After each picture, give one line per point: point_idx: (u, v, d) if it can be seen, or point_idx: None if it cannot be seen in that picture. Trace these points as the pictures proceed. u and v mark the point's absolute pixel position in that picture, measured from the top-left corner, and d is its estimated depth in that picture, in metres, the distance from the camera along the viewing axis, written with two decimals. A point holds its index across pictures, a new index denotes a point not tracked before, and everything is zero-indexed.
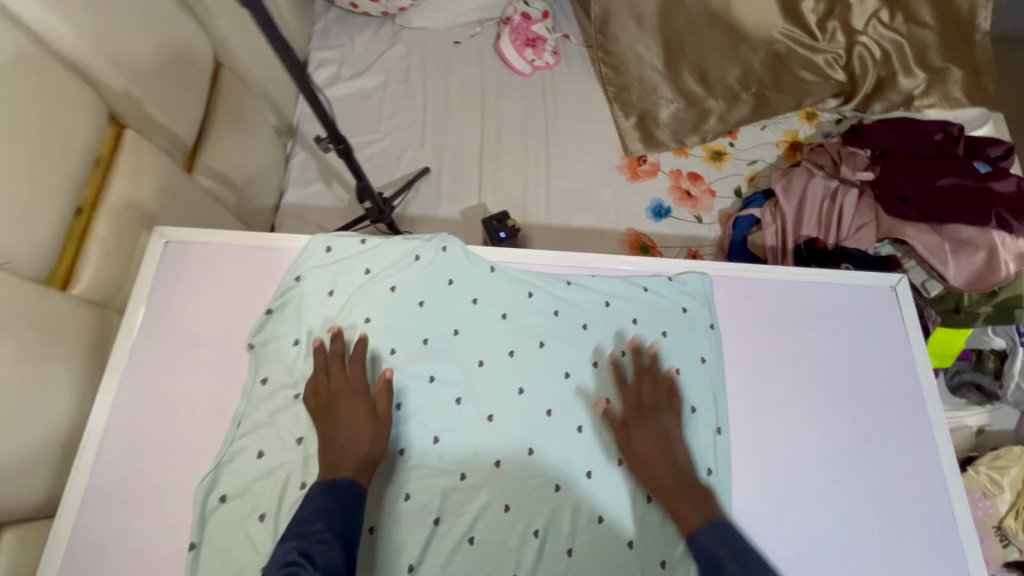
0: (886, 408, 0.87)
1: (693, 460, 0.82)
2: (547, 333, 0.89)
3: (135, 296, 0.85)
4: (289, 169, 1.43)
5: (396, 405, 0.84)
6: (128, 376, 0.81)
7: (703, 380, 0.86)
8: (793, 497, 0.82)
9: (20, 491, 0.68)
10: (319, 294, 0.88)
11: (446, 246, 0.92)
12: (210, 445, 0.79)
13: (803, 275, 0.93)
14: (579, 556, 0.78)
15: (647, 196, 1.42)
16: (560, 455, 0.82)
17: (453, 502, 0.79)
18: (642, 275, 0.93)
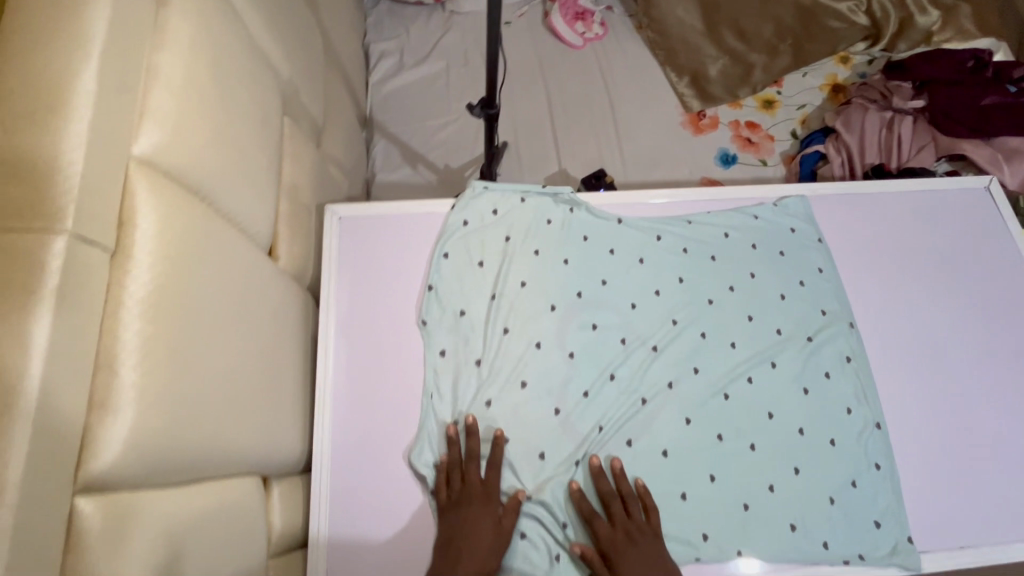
0: (1004, 288, 0.96)
1: (839, 352, 0.88)
2: (682, 269, 0.92)
3: (326, 270, 0.89)
4: (372, 157, 1.48)
5: (568, 355, 0.85)
6: (335, 344, 0.85)
7: (829, 286, 0.92)
8: (947, 376, 0.90)
9: (285, 445, 0.73)
10: (470, 264, 0.90)
11: (572, 206, 0.94)
12: (410, 409, 0.82)
13: (909, 184, 1.02)
14: (762, 449, 0.84)
15: (713, 147, 1.52)
16: (723, 370, 0.87)
17: (643, 427, 0.84)
18: (747, 206, 0.99)
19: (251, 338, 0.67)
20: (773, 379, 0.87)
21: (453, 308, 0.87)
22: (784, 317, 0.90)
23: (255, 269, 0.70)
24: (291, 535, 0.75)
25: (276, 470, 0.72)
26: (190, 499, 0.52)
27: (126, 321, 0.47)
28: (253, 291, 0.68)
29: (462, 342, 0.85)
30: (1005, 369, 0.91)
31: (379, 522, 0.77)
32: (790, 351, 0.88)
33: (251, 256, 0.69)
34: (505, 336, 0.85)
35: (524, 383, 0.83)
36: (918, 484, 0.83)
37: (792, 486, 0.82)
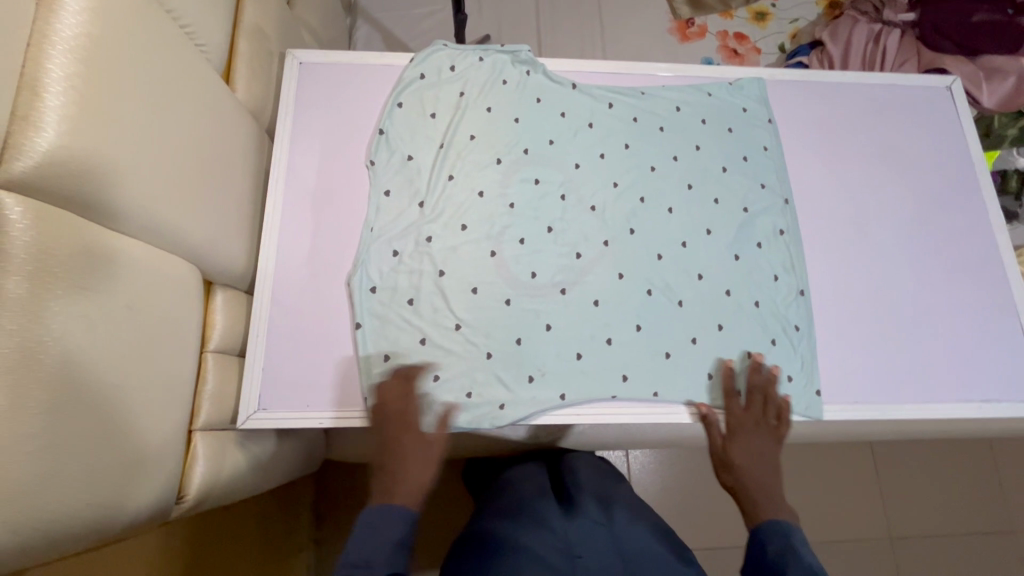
0: (942, 181, 0.97)
1: (769, 223, 0.91)
2: (629, 136, 0.94)
3: (282, 109, 0.91)
4: (354, 43, 1.48)
5: (510, 205, 0.88)
6: (281, 180, 0.88)
7: (769, 162, 0.94)
8: (871, 257, 0.92)
9: (228, 252, 0.79)
10: (421, 115, 0.92)
11: (530, 70, 0.96)
12: (349, 242, 0.86)
13: (869, 77, 1.02)
14: (690, 306, 0.86)
15: (697, 56, 1.51)
16: (657, 230, 0.89)
17: (573, 276, 0.86)
18: (704, 84, 0.99)
19: (194, 144, 0.71)
20: (706, 243, 0.89)
21: (402, 154, 0.90)
22: (723, 188, 0.92)
23: (201, 84, 0.73)
24: (232, 341, 0.80)
25: (218, 274, 0.78)
26: (121, 245, 0.58)
27: (52, 52, 0.51)
28: (195, 101, 0.71)
29: (409, 185, 0.88)
30: (935, 253, 0.93)
31: (307, 340, 0.82)
32: (724, 218, 0.91)
33: (195, 69, 0.72)
34: (450, 183, 0.89)
35: (464, 227, 0.87)
36: (828, 346, 0.87)
37: (712, 339, 0.85)
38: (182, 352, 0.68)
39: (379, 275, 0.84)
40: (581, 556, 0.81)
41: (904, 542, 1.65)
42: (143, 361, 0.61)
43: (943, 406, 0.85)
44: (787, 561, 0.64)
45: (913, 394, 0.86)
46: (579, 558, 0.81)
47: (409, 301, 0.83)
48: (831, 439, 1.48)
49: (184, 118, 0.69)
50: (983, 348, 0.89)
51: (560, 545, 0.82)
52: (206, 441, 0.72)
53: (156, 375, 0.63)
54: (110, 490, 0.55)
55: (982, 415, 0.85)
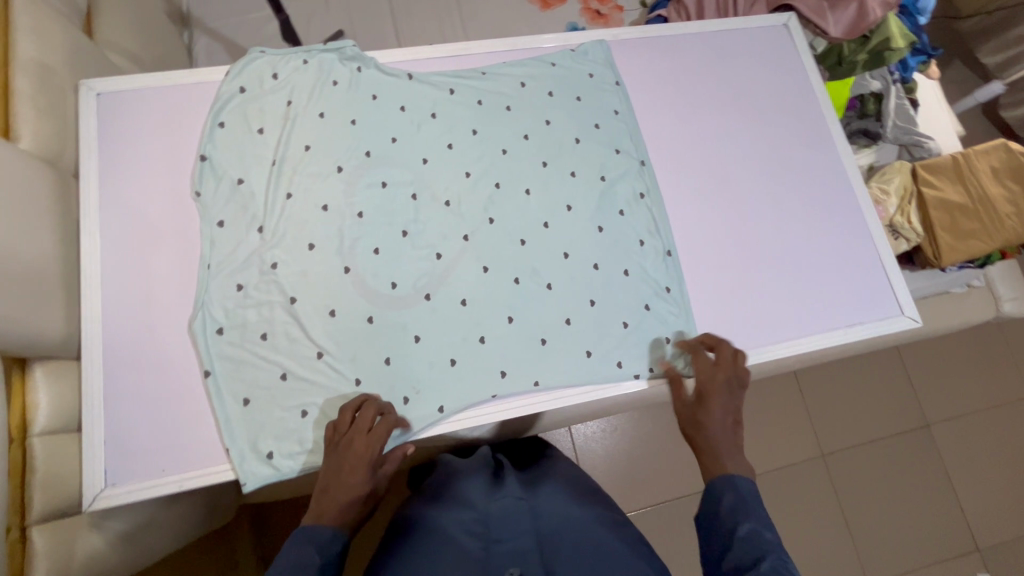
0: (790, 119, 0.99)
1: (629, 189, 0.90)
2: (476, 120, 0.90)
3: (85, 150, 0.81)
4: (195, 59, 1.36)
5: (358, 215, 0.83)
6: (96, 229, 0.79)
7: (621, 126, 0.93)
8: (732, 206, 0.93)
9: (36, 323, 0.70)
10: (246, 132, 0.84)
11: (360, 65, 0.89)
12: (187, 284, 0.79)
13: (709, 24, 1.01)
14: (560, 288, 0.84)
15: (562, 22, 1.47)
16: (517, 215, 0.86)
17: (436, 279, 0.82)
18: (547, 53, 0.96)
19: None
20: (569, 221, 0.87)
21: (231, 178, 0.83)
22: (579, 160, 0.90)
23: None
24: (66, 418, 0.72)
25: (30, 350, 0.69)
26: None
27: None
28: None
29: (245, 212, 0.81)
30: (792, 190, 0.95)
31: (155, 400, 0.75)
32: (584, 191, 0.89)
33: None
34: (289, 201, 0.82)
35: (312, 246, 0.81)
36: (701, 301, 0.88)
37: (587, 316, 0.84)
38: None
39: (225, 315, 0.77)
40: (498, 540, 0.78)
41: (837, 459, 1.76)
42: None
43: (815, 338, 0.88)
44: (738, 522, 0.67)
45: (785, 332, 0.88)
46: (495, 542, 0.78)
47: (263, 336, 0.77)
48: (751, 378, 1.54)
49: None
50: (846, 274, 0.92)
51: (478, 528, 0.81)
52: (46, 534, 0.65)
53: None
54: None
55: (849, 341, 0.89)
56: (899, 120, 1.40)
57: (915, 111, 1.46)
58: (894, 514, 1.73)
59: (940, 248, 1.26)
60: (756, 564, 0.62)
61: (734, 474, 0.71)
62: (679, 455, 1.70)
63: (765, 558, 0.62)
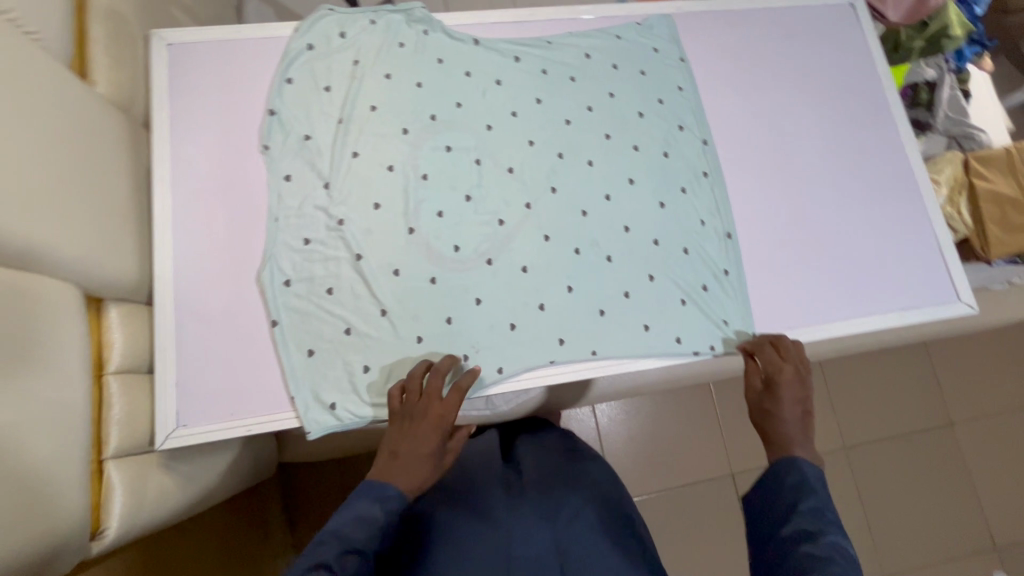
0: (852, 100, 0.98)
1: (690, 166, 0.90)
2: (540, 89, 0.89)
3: (155, 100, 0.82)
4: (245, 21, 1.36)
5: (422, 177, 0.83)
6: (168, 178, 0.80)
7: (684, 103, 0.92)
8: (792, 185, 0.92)
9: (113, 265, 0.71)
10: (313, 89, 0.85)
11: (427, 28, 0.89)
12: (255, 235, 0.80)
13: (774, 1, 1.00)
14: (619, 261, 0.85)
15: None
16: (579, 186, 0.86)
17: (497, 245, 0.82)
18: (612, 26, 0.95)
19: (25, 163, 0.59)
20: (629, 194, 0.87)
21: (298, 134, 0.83)
22: (641, 134, 0.90)
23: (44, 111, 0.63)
24: (138, 361, 0.74)
25: (107, 291, 0.71)
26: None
27: None
28: (31, 108, 0.61)
29: (312, 168, 0.82)
30: (851, 172, 0.94)
31: (222, 347, 0.76)
32: (645, 166, 0.89)
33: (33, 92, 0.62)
34: (355, 160, 0.82)
35: (378, 206, 0.81)
36: (756, 280, 0.88)
37: (645, 290, 0.84)
38: (53, 408, 0.59)
39: (292, 267, 0.78)
40: (517, 555, 0.81)
41: (860, 455, 1.76)
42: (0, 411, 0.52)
43: (867, 320, 0.88)
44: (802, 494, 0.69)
45: (841, 314, 0.88)
46: (515, 559, 0.81)
47: (328, 290, 0.79)
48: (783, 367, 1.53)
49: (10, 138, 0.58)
50: (901, 259, 0.92)
51: (497, 546, 0.83)
52: (123, 468, 0.67)
53: (4, 450, 0.52)
54: None
55: (902, 324, 0.89)
56: (951, 112, 1.36)
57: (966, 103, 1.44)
58: (914, 512, 1.73)
59: (988, 241, 1.25)
60: (815, 536, 0.64)
61: (798, 456, 0.73)
62: (702, 440, 1.72)
63: (826, 534, 0.65)
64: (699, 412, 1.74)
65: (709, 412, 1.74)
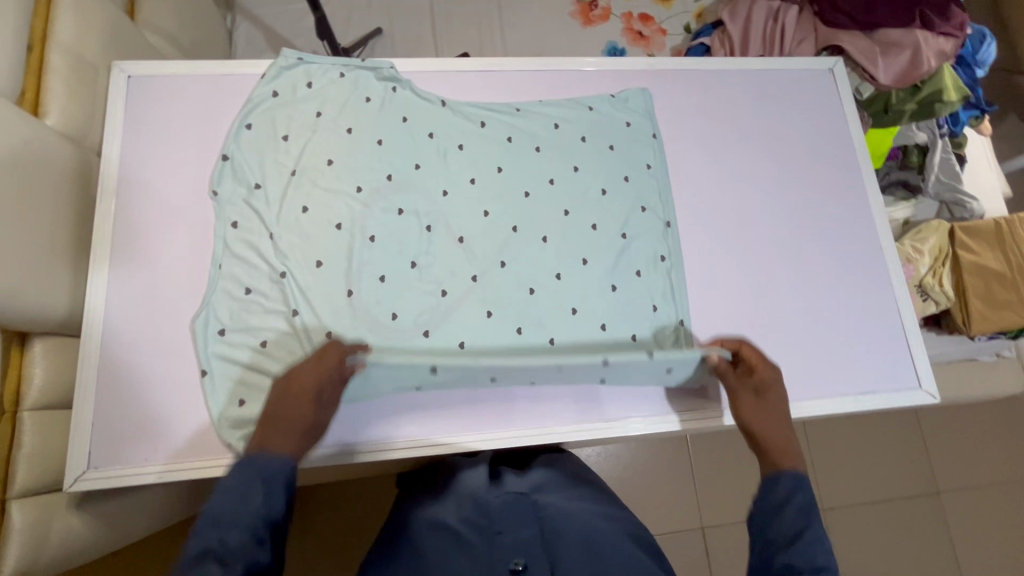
0: (824, 171, 0.95)
1: (649, 248, 0.86)
2: (502, 157, 0.87)
3: (110, 131, 0.82)
4: (234, 42, 1.37)
5: (369, 239, 0.82)
6: (113, 211, 0.80)
7: (651, 181, 0.89)
8: (754, 254, 0.89)
9: (44, 301, 0.71)
10: (272, 138, 0.84)
11: (395, 85, 0.89)
12: (194, 277, 0.79)
13: (749, 64, 0.98)
14: (562, 343, 0.81)
15: (601, 40, 1.45)
16: (530, 264, 0.84)
17: (436, 318, 0.80)
18: (585, 95, 0.93)
19: None
20: (581, 274, 0.84)
21: (251, 182, 0.83)
22: (602, 212, 0.87)
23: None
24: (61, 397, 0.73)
25: (34, 326, 0.70)
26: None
27: None
28: None
29: (258, 219, 0.81)
30: (817, 244, 0.91)
31: (149, 388, 0.75)
32: (602, 246, 0.85)
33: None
34: (303, 216, 0.82)
35: (320, 264, 0.80)
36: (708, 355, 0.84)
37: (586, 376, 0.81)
38: None
39: (228, 316, 0.77)
40: (501, 532, 0.69)
41: (837, 520, 1.69)
42: None
43: (823, 401, 0.84)
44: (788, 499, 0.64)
45: (796, 394, 0.84)
46: (498, 535, 0.69)
47: (262, 344, 0.77)
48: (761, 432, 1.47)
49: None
50: (863, 339, 0.88)
51: (478, 520, 0.71)
52: (28, 510, 0.66)
53: None
54: None
55: (860, 408, 0.84)
56: (943, 175, 1.33)
57: (959, 168, 1.40)
58: None
59: (970, 316, 1.20)
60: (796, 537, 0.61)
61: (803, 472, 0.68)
62: (672, 491, 1.66)
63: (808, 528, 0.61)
64: (672, 461, 1.68)
65: (682, 462, 1.69)
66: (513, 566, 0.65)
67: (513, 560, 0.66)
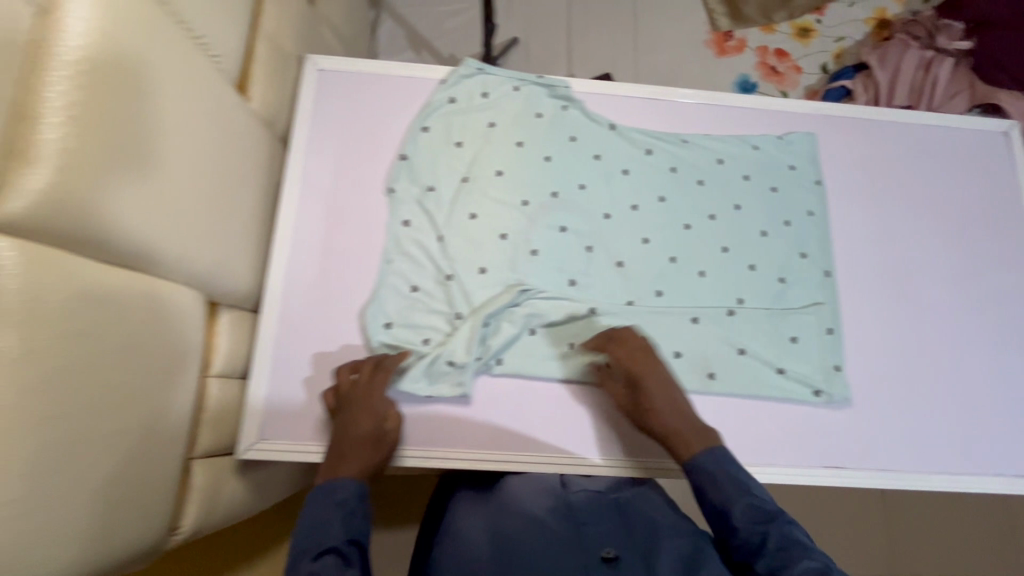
0: (992, 238, 0.91)
1: (808, 296, 0.84)
2: (665, 188, 0.88)
3: (299, 118, 0.86)
4: (377, 37, 1.42)
5: (531, 252, 0.83)
6: (294, 196, 0.84)
7: (812, 229, 0.87)
8: (913, 315, 0.86)
9: (235, 274, 0.75)
10: (447, 143, 0.87)
11: (566, 104, 0.90)
12: (364, 269, 0.82)
13: (920, 118, 0.95)
14: (716, 382, 0.80)
15: (734, 72, 1.44)
16: (685, 297, 0.84)
17: (591, 337, 0.81)
18: (751, 134, 0.92)
19: (184, 181, 0.63)
20: (738, 314, 0.83)
21: (424, 185, 0.86)
22: (760, 254, 0.86)
23: (201, 122, 0.66)
24: (235, 366, 0.77)
25: (225, 297, 0.74)
26: (70, 272, 0.47)
27: (52, 80, 0.46)
28: (196, 126, 0.65)
29: (429, 220, 0.84)
30: (978, 313, 0.88)
31: (314, 369, 0.78)
32: (758, 288, 0.84)
33: (199, 107, 0.66)
34: (471, 222, 0.84)
35: (483, 271, 0.82)
36: (859, 413, 0.81)
37: (734, 416, 0.80)
38: (167, 410, 0.61)
39: (395, 311, 0.80)
40: (586, 523, 0.76)
41: None
42: (125, 414, 0.55)
43: (978, 478, 0.80)
44: (760, 517, 0.65)
45: (948, 466, 0.81)
46: (583, 526, 0.76)
47: (425, 341, 0.79)
48: (855, 497, 1.40)
49: (170, 143, 0.60)
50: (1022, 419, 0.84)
51: (563, 513, 0.78)
52: (204, 472, 0.70)
53: (124, 450, 0.55)
54: (83, 554, 0.50)
55: (1014, 492, 0.81)
56: None
57: None
58: None
59: None
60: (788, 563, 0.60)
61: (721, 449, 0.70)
62: None
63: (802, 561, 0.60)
64: None
65: None
66: (604, 555, 0.71)
67: (604, 549, 0.71)
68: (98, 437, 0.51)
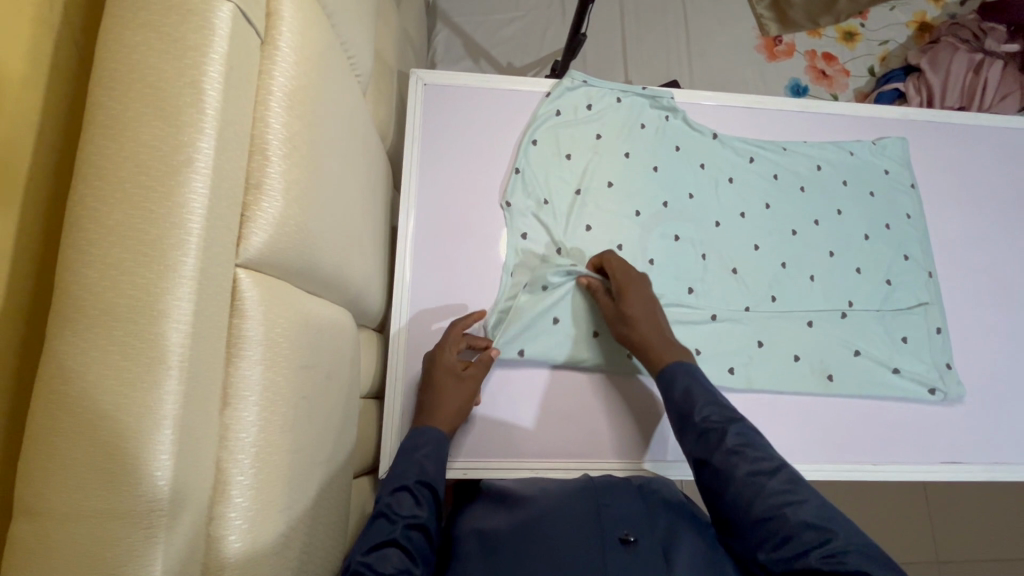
0: None
1: (913, 296, 0.87)
2: (771, 195, 0.90)
3: (410, 134, 0.85)
4: (434, 47, 1.42)
5: (649, 262, 0.84)
6: (411, 212, 0.83)
7: (911, 232, 0.90)
8: (1012, 312, 0.90)
9: (371, 294, 0.74)
10: (557, 156, 0.88)
11: (669, 115, 0.91)
12: (486, 283, 0.83)
13: (1000, 122, 0.99)
14: (836, 383, 0.83)
15: (785, 76, 1.47)
16: (799, 301, 0.85)
17: (715, 343, 0.82)
18: (844, 141, 0.95)
19: (347, 204, 0.62)
20: (851, 316, 0.86)
21: (537, 198, 0.86)
22: (865, 257, 0.89)
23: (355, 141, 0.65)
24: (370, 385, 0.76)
25: (362, 316, 0.73)
26: (292, 306, 0.46)
27: (273, 110, 0.45)
28: (353, 147, 0.64)
29: (545, 233, 0.84)
30: None
31: None
32: (867, 291, 0.87)
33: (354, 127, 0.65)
34: (588, 233, 0.85)
35: None
36: (972, 408, 0.85)
37: (855, 414, 0.83)
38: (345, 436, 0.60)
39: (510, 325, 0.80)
40: (607, 503, 0.64)
41: None
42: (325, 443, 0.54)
43: None
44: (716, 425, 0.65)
45: None
46: (606, 506, 0.64)
47: (554, 320, 0.81)
48: (924, 486, 1.43)
49: (340, 167, 0.60)
50: None
51: (585, 491, 0.67)
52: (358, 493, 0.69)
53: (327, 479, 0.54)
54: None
55: None
56: None
57: None
58: None
59: None
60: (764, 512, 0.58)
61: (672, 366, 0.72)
62: None
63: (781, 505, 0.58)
64: None
65: None
66: (623, 537, 0.60)
67: (622, 531, 0.61)
68: (314, 468, 0.51)
